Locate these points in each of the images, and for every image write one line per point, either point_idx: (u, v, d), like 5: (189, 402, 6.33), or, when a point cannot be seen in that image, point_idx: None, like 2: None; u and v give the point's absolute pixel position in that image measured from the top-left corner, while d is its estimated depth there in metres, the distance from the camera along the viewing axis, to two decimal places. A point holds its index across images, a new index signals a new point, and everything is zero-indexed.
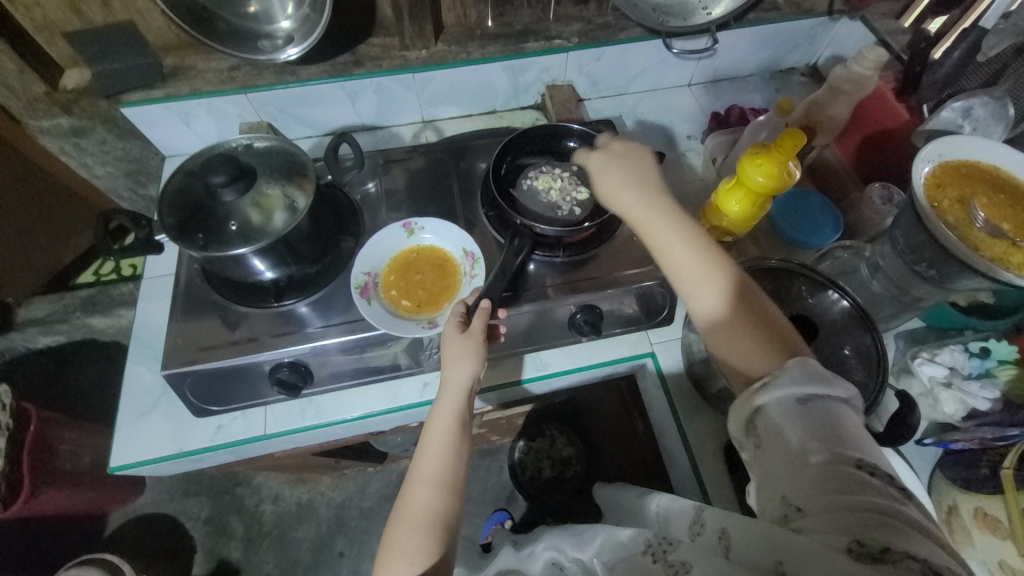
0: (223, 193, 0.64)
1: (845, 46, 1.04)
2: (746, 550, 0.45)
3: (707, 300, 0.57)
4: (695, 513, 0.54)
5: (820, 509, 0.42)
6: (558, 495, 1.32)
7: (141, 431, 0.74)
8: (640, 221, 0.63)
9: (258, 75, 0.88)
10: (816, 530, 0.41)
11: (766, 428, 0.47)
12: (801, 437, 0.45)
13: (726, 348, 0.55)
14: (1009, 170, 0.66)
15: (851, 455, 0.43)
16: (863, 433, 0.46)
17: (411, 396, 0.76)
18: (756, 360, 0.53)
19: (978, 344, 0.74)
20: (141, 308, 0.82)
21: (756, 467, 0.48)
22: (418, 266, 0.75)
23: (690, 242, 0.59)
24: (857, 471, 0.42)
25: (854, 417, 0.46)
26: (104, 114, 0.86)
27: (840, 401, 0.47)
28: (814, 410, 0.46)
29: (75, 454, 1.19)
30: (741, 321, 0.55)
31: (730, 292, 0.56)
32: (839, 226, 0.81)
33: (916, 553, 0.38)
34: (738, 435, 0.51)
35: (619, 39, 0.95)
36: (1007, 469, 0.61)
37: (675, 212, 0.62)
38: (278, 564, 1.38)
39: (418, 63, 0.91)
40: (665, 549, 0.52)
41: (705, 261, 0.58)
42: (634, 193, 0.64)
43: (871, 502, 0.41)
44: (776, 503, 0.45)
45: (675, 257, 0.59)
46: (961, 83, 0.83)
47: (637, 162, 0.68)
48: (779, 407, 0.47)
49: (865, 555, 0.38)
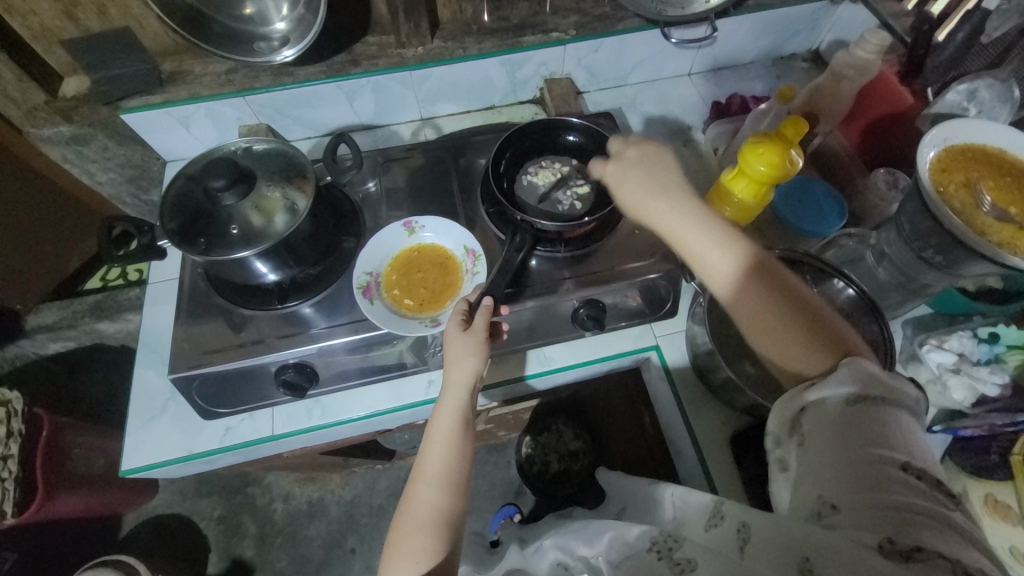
0: (222, 197, 0.64)
1: (848, 30, 1.02)
2: (769, 544, 0.44)
3: (752, 305, 0.55)
4: (712, 507, 0.54)
5: (855, 505, 0.41)
6: (566, 489, 1.33)
7: (151, 434, 0.75)
8: (670, 227, 0.61)
9: (255, 77, 0.88)
10: (848, 526, 0.40)
11: (812, 424, 0.46)
12: (845, 434, 0.44)
13: (778, 352, 0.53)
14: (1016, 153, 0.64)
15: (898, 457, 0.42)
16: (915, 436, 0.44)
17: (416, 394, 0.77)
18: (810, 363, 0.51)
19: (986, 329, 0.73)
20: (148, 313, 0.82)
21: (794, 464, 0.47)
22: (419, 265, 0.75)
23: (726, 245, 0.57)
24: (900, 472, 0.41)
25: (909, 421, 0.44)
26: (104, 121, 0.86)
27: (896, 406, 0.45)
28: (862, 411, 0.44)
29: (88, 458, 1.21)
30: (789, 324, 0.53)
31: (774, 294, 0.54)
32: (844, 213, 0.79)
33: (952, 556, 0.37)
34: (779, 432, 0.50)
35: (617, 29, 0.94)
36: (1017, 456, 0.62)
37: (705, 213, 0.60)
38: (291, 562, 1.40)
39: (415, 60, 0.91)
40: (671, 546, 0.53)
41: (745, 264, 0.56)
42: (661, 197, 0.63)
43: (913, 503, 0.40)
44: (809, 499, 0.44)
45: (713, 261, 0.57)
46: (965, 65, 0.81)
47: (657, 165, 0.66)
48: (830, 407, 0.46)
49: (897, 553, 0.37)
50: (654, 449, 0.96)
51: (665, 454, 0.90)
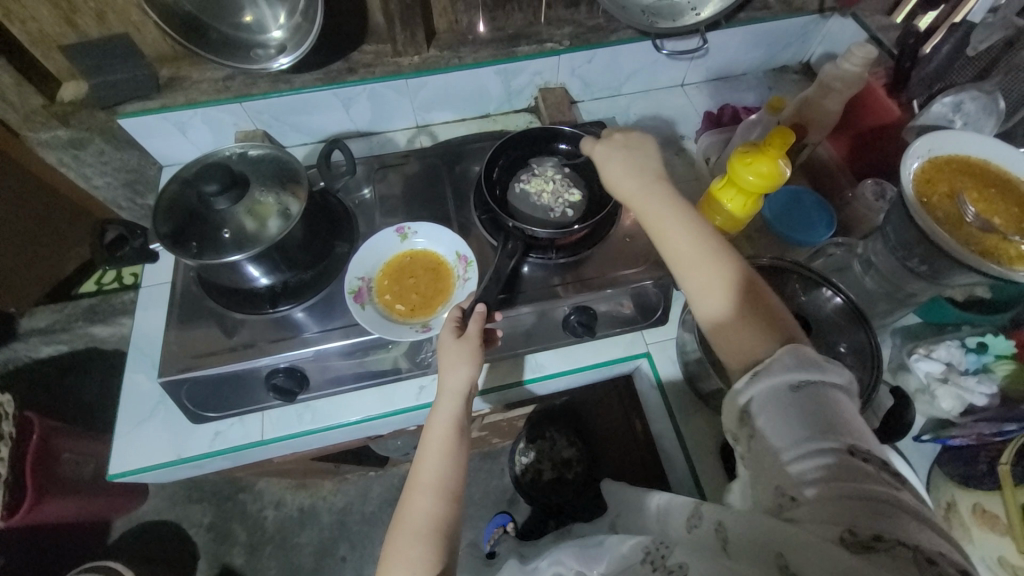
0: (216, 202, 0.65)
1: (837, 44, 1.04)
2: (743, 543, 0.45)
3: (701, 288, 0.58)
4: (690, 509, 0.55)
5: (816, 498, 0.42)
6: (559, 497, 1.32)
7: (140, 438, 0.74)
8: (641, 210, 0.64)
9: (252, 84, 0.89)
10: (811, 520, 0.41)
11: (761, 416, 0.47)
12: (793, 423, 0.45)
13: (724, 340, 0.56)
14: (999, 165, 0.65)
15: (844, 442, 0.44)
16: (857, 419, 0.46)
17: (407, 400, 0.77)
18: (749, 347, 0.53)
19: (974, 339, 0.73)
20: (140, 316, 0.82)
21: (750, 458, 0.48)
22: (411, 270, 0.76)
23: (686, 229, 0.60)
24: (849, 458, 0.43)
25: (847, 402, 0.46)
26: (102, 125, 0.87)
27: (837, 390, 0.47)
28: (804, 397, 0.46)
29: (79, 462, 1.20)
30: (736, 314, 0.55)
31: (724, 279, 0.57)
32: (833, 223, 0.80)
33: (909, 541, 0.38)
34: (732, 427, 0.51)
35: (610, 41, 0.95)
36: (1004, 464, 0.60)
37: (675, 200, 0.63)
38: (281, 570, 1.38)
39: (411, 69, 0.92)
40: (664, 554, 0.51)
41: (699, 248, 0.59)
42: (637, 182, 0.66)
43: (866, 489, 0.41)
44: (770, 493, 0.46)
45: (670, 244, 0.60)
46: (951, 78, 0.83)
47: (639, 153, 0.69)
48: (769, 396, 0.47)
49: (858, 544, 0.39)
50: (645, 457, 0.96)
51: (656, 462, 0.90)
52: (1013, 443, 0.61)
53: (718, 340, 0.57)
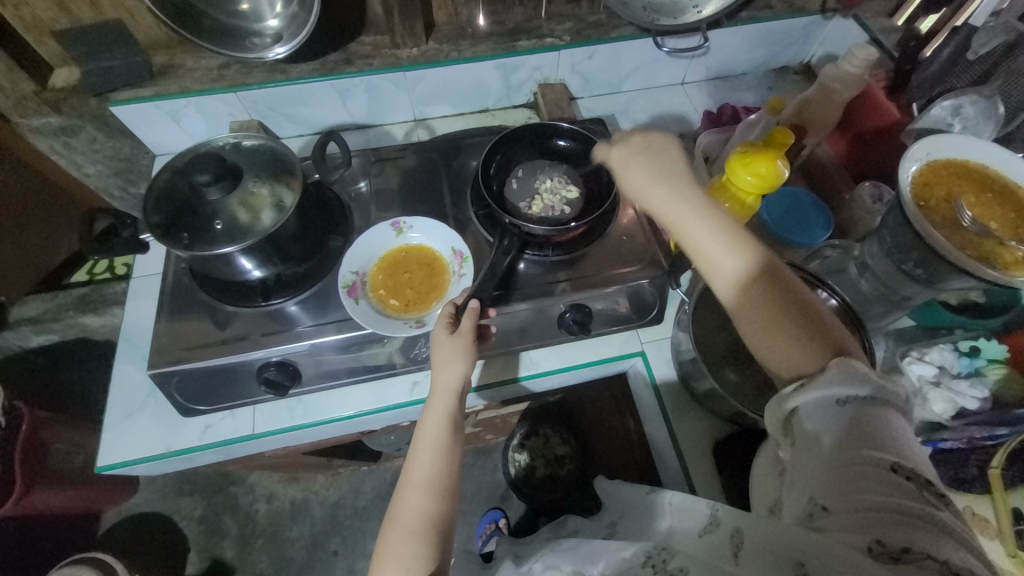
0: (208, 192, 0.64)
1: (838, 45, 1.03)
2: (762, 547, 0.45)
3: (748, 302, 0.55)
4: (706, 513, 0.54)
5: (846, 509, 0.42)
6: (552, 494, 1.33)
7: (130, 430, 0.73)
8: (673, 217, 0.61)
9: (248, 73, 0.87)
10: (840, 529, 0.41)
11: (804, 427, 0.48)
12: (839, 436, 0.45)
13: (769, 351, 0.54)
14: (998, 170, 0.65)
15: (888, 458, 0.43)
16: (906, 437, 0.45)
17: (400, 396, 0.76)
18: (802, 362, 0.52)
19: (967, 343, 0.74)
20: (130, 307, 0.81)
21: (790, 466, 0.49)
22: (406, 265, 0.75)
23: (726, 237, 0.57)
24: (888, 473, 0.42)
25: (898, 420, 0.45)
26: (94, 112, 0.85)
27: (885, 406, 0.46)
28: (852, 412, 0.46)
29: (69, 453, 1.19)
30: (784, 324, 0.53)
31: (771, 292, 0.55)
32: (830, 225, 0.80)
33: (939, 556, 0.38)
34: (776, 434, 0.51)
35: (611, 37, 0.95)
36: (996, 469, 0.64)
37: (709, 205, 0.60)
38: (272, 563, 1.38)
39: (409, 61, 0.91)
40: (664, 558, 0.52)
41: (742, 259, 0.56)
42: (666, 187, 0.62)
43: (899, 503, 0.41)
44: (803, 502, 0.45)
45: (710, 254, 0.57)
46: (951, 81, 0.83)
47: (664, 155, 0.66)
48: (814, 408, 0.48)
49: (886, 556, 0.38)
50: (638, 455, 0.96)
51: (649, 461, 0.90)
52: (1003, 448, 0.65)
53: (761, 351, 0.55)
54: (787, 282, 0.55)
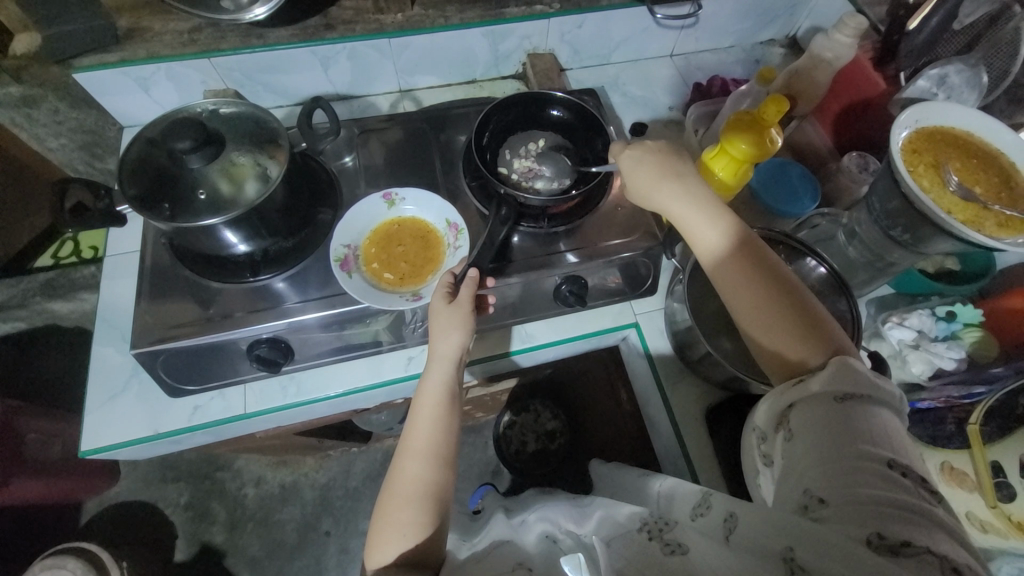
0: (188, 160, 0.60)
1: (824, 16, 1.04)
2: (754, 532, 0.46)
3: (747, 299, 0.57)
4: (698, 499, 0.56)
5: (844, 501, 0.43)
6: (542, 467, 1.35)
7: (113, 413, 0.71)
8: (675, 216, 0.63)
9: (221, 38, 0.82)
10: (838, 521, 0.42)
11: (799, 423, 0.49)
12: (831, 429, 0.47)
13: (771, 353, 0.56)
14: (982, 136, 0.67)
15: (884, 455, 0.45)
16: (892, 430, 0.47)
17: (395, 371, 0.76)
18: (797, 360, 0.54)
19: (946, 308, 0.77)
20: (105, 287, 0.78)
21: (782, 458, 0.50)
22: (399, 237, 0.73)
23: (725, 238, 0.60)
24: (884, 469, 0.44)
25: (889, 419, 0.47)
26: (56, 81, 0.79)
27: (877, 404, 0.48)
28: (849, 410, 0.47)
29: (45, 443, 1.14)
30: (785, 329, 0.55)
31: (770, 290, 0.57)
32: (818, 195, 0.81)
33: (938, 550, 0.39)
34: (767, 428, 0.54)
35: (601, 5, 0.93)
36: (974, 424, 0.67)
37: (717, 210, 0.62)
38: (263, 546, 1.37)
39: (394, 27, 0.87)
40: (662, 528, 0.53)
41: (739, 258, 0.59)
42: (673, 187, 0.63)
43: (897, 499, 0.42)
44: (798, 494, 0.46)
45: (709, 252, 0.61)
46: (937, 51, 0.85)
47: (672, 156, 0.67)
48: (817, 406, 0.49)
49: (886, 547, 0.40)
50: (630, 427, 0.98)
51: (641, 430, 0.92)
52: (981, 405, 0.67)
53: (763, 357, 0.57)
54: (782, 282, 0.57)
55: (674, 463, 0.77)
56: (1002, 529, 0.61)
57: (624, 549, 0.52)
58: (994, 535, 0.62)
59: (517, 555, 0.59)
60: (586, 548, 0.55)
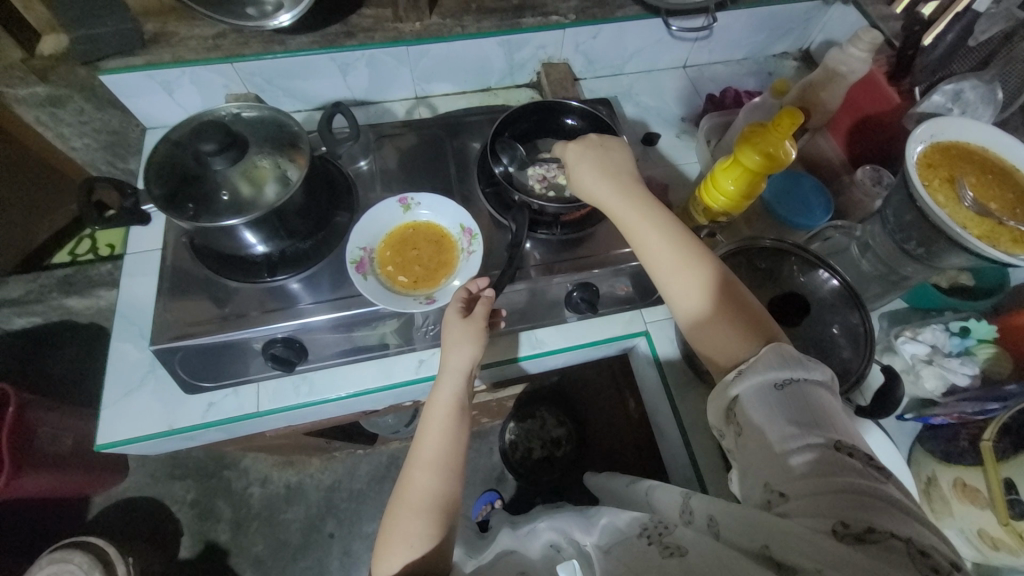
0: (212, 162, 0.61)
1: (837, 31, 1.04)
2: (734, 533, 0.47)
3: (685, 293, 0.60)
4: (682, 501, 0.57)
5: (804, 493, 0.44)
6: (549, 475, 1.35)
7: (129, 408, 0.72)
8: (618, 216, 0.65)
9: (244, 44, 0.85)
10: (801, 514, 0.43)
11: (744, 414, 0.50)
12: (776, 419, 0.47)
13: (710, 345, 0.58)
14: (997, 152, 0.67)
15: (831, 437, 0.45)
16: (839, 415, 0.48)
17: (405, 373, 0.76)
18: (734, 350, 0.55)
19: (958, 324, 0.77)
20: (125, 284, 0.79)
21: (739, 455, 0.50)
22: (414, 242, 0.74)
23: (660, 233, 0.62)
24: (837, 453, 0.44)
25: (828, 398, 0.48)
26: (82, 82, 0.82)
27: (816, 384, 0.49)
28: (788, 395, 0.48)
29: (57, 436, 1.16)
30: (722, 320, 0.57)
31: (707, 284, 0.59)
32: (831, 208, 0.81)
33: (901, 533, 0.39)
34: (719, 424, 0.54)
35: (616, 17, 0.94)
36: (987, 441, 0.62)
37: (655, 210, 0.64)
38: (267, 546, 1.38)
39: (412, 35, 0.89)
40: (661, 532, 0.54)
41: (680, 252, 0.61)
42: (612, 184, 0.66)
43: (854, 483, 0.43)
44: (760, 491, 0.47)
45: (651, 248, 0.62)
46: (952, 67, 0.85)
47: (614, 155, 0.69)
48: (753, 397, 0.50)
49: (851, 536, 0.40)
50: (637, 435, 0.97)
51: (649, 439, 0.91)
52: (995, 421, 0.63)
53: (704, 352, 0.59)
54: (718, 275, 0.59)
55: (682, 473, 0.77)
56: (1012, 548, 0.60)
57: (625, 557, 0.54)
58: (1005, 552, 0.61)
59: (521, 563, 0.61)
60: (582, 557, 0.58)
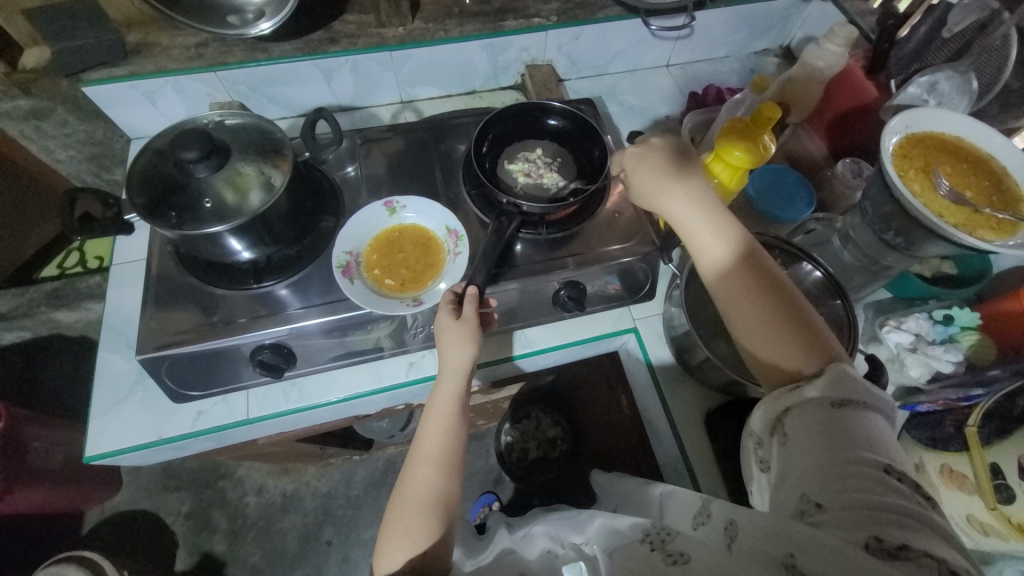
0: (194, 169, 0.62)
1: (816, 27, 1.06)
2: (752, 538, 0.46)
3: (737, 307, 0.57)
4: (699, 504, 0.55)
5: (840, 505, 0.43)
6: (545, 474, 1.36)
7: (117, 420, 0.72)
8: (676, 218, 0.63)
9: (227, 52, 0.85)
10: (834, 525, 0.42)
11: (795, 427, 0.49)
12: (830, 436, 0.47)
13: (762, 356, 0.56)
14: (972, 141, 0.68)
15: (880, 460, 0.45)
16: (887, 438, 0.47)
17: (397, 376, 0.77)
18: (790, 364, 0.54)
19: (942, 311, 0.79)
20: (112, 295, 0.79)
21: (779, 465, 0.50)
22: (401, 245, 0.75)
23: (723, 234, 0.60)
24: (883, 475, 0.44)
25: (881, 425, 0.47)
26: (65, 94, 0.81)
27: (871, 410, 0.48)
28: (844, 419, 0.47)
29: (49, 452, 1.15)
30: (777, 336, 0.55)
31: (765, 299, 0.56)
32: (813, 201, 0.82)
33: (935, 553, 0.39)
34: (764, 433, 0.53)
35: (597, 17, 0.95)
36: (971, 427, 0.64)
37: (716, 214, 0.61)
38: (264, 556, 1.37)
39: (395, 40, 0.89)
40: (663, 538, 0.54)
41: (739, 266, 0.58)
42: (673, 186, 0.63)
43: (894, 503, 0.42)
44: (794, 498, 0.46)
45: (707, 254, 0.60)
46: (927, 59, 0.86)
47: (677, 156, 0.66)
48: (811, 414, 0.49)
49: (883, 551, 0.39)
50: (629, 432, 0.97)
51: (641, 437, 0.91)
52: (978, 407, 0.65)
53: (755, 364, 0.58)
54: (779, 288, 0.57)
55: (674, 468, 0.77)
56: (1002, 532, 0.59)
57: (626, 561, 0.54)
58: (993, 538, 0.60)
59: (519, 564, 0.62)
60: (586, 559, 0.60)
